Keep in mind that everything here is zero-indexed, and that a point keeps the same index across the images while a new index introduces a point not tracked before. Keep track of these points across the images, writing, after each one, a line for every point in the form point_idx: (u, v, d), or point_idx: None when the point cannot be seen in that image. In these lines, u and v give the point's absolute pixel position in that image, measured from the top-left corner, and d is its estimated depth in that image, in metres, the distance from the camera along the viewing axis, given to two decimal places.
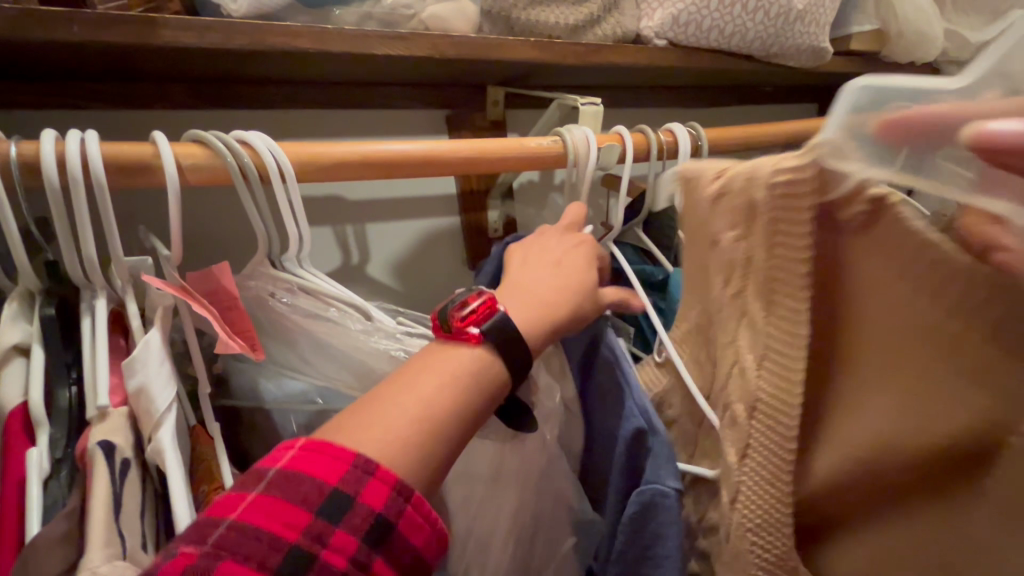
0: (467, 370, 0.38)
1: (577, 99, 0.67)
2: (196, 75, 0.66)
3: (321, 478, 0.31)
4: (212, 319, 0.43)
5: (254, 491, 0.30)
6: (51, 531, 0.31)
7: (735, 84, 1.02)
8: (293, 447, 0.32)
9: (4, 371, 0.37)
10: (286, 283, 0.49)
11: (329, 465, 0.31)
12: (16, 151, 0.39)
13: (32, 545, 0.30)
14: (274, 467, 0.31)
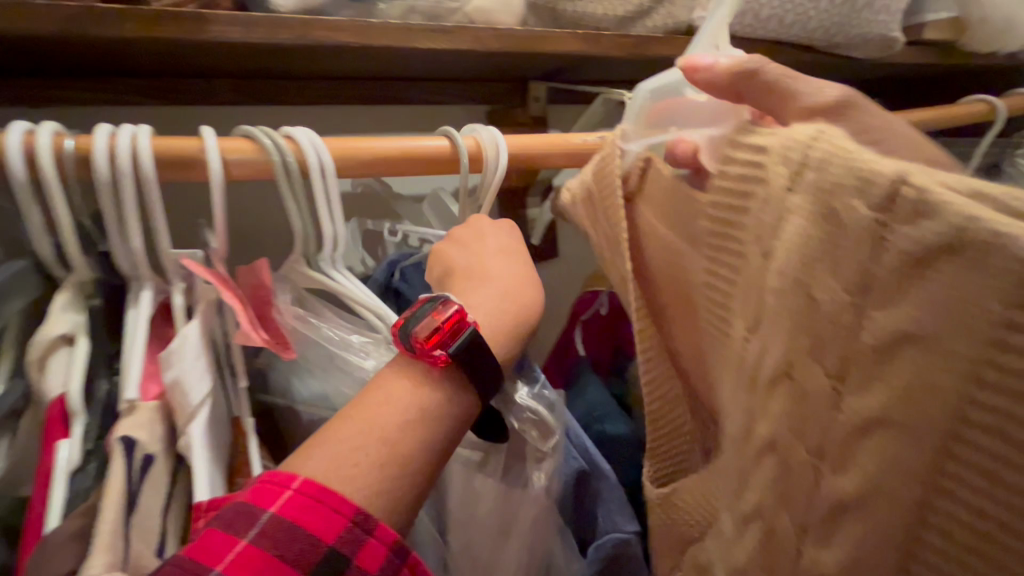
0: (447, 406, 0.37)
1: (624, 93, 0.64)
2: (244, 71, 0.67)
3: (313, 531, 0.30)
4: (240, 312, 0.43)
5: (244, 538, 0.29)
6: (68, 527, 0.31)
7: (792, 77, 0.96)
8: (291, 485, 0.31)
9: (51, 359, 0.38)
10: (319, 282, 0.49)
11: (323, 518, 0.31)
12: (71, 144, 0.40)
13: (48, 540, 0.30)
14: (270, 508, 0.30)
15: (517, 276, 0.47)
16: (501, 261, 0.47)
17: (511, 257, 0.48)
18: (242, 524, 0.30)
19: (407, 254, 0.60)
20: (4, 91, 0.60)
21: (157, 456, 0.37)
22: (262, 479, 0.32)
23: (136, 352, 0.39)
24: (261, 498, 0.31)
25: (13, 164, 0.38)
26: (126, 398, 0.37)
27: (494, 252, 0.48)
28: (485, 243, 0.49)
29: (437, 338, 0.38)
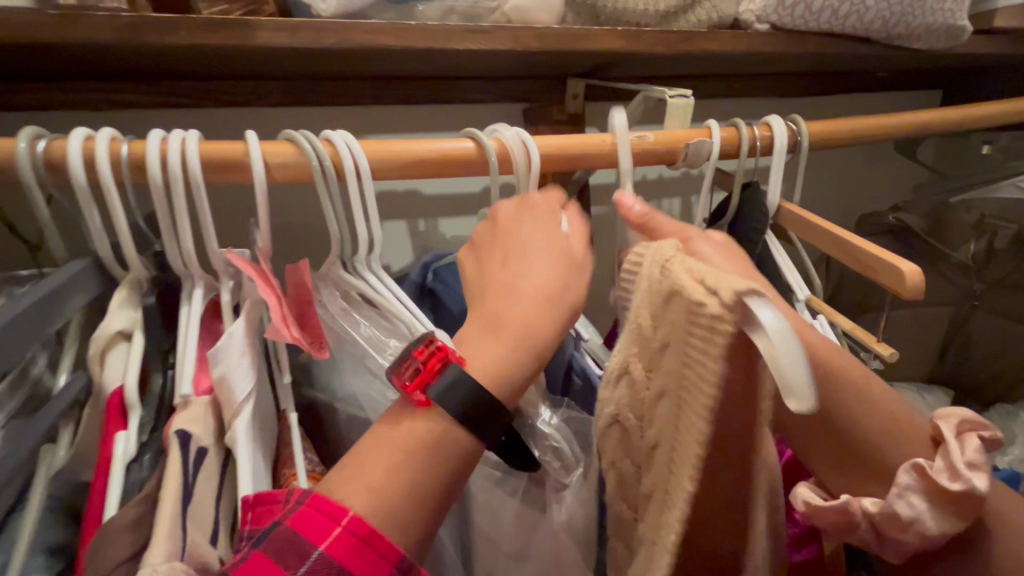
0: (463, 421, 0.36)
1: (665, 91, 0.62)
2: (288, 74, 0.68)
3: (359, 574, 0.31)
4: (275, 309, 0.44)
5: (296, 571, 0.30)
6: (125, 517, 0.32)
7: (844, 70, 0.92)
8: (342, 521, 0.32)
9: (110, 353, 0.40)
10: (354, 284, 0.50)
11: (368, 561, 0.31)
12: (127, 150, 0.42)
13: (106, 529, 0.31)
14: (319, 546, 0.31)
15: (534, 280, 0.42)
16: (524, 263, 0.44)
17: (536, 256, 0.44)
18: (294, 557, 0.31)
19: (441, 255, 0.61)
20: (64, 97, 0.63)
21: (210, 449, 0.38)
22: (311, 507, 0.32)
23: (189, 348, 0.41)
24: (310, 532, 0.31)
25: (76, 169, 0.40)
26: (180, 394, 0.39)
27: (521, 249, 0.45)
28: (515, 236, 0.46)
29: (417, 378, 0.37)
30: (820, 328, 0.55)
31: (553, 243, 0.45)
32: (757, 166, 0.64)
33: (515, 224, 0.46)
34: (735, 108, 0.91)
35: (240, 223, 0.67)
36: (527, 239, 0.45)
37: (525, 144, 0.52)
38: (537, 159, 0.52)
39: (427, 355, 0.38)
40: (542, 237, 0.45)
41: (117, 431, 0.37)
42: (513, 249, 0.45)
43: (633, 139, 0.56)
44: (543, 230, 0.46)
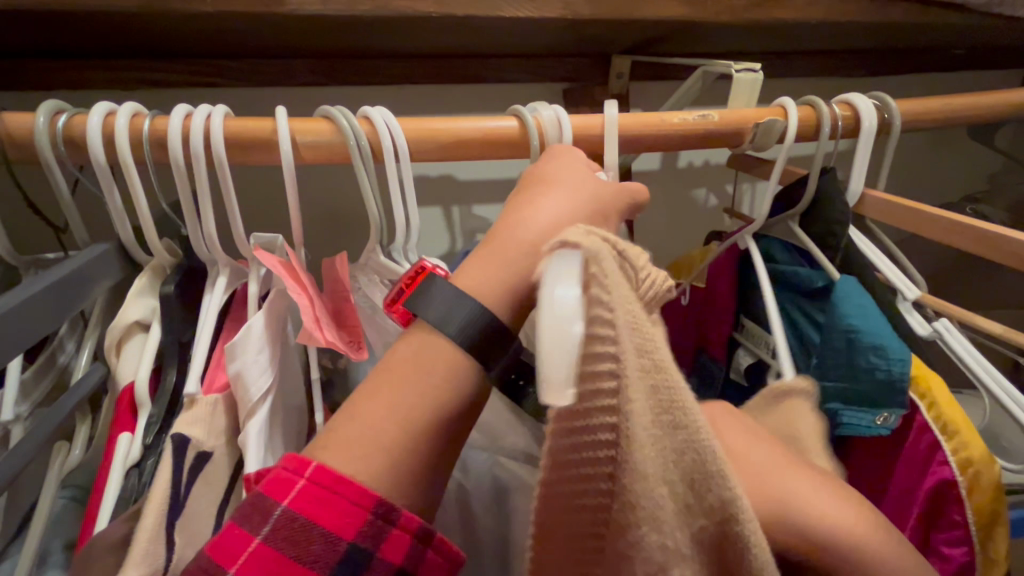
0: (496, 405, 0.32)
1: (730, 65, 0.56)
2: (321, 49, 0.65)
3: (332, 527, 0.25)
4: (307, 308, 0.40)
5: (256, 534, 0.24)
6: (114, 531, 0.29)
7: (924, 45, 0.82)
8: (304, 472, 0.26)
9: (126, 345, 0.38)
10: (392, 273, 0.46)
11: (341, 514, 0.25)
12: (148, 126, 0.39)
13: (92, 544, 0.29)
14: (284, 500, 0.25)
15: (560, 237, 0.35)
16: (553, 211, 0.37)
17: (567, 206, 0.37)
18: (254, 520, 0.25)
19: None
20: (97, 74, 0.61)
21: (214, 452, 0.35)
22: (276, 463, 0.26)
23: (203, 342, 0.38)
24: (276, 488, 0.25)
25: (93, 146, 0.38)
26: (186, 392, 0.35)
27: (552, 195, 0.38)
28: (549, 180, 0.39)
29: (405, 295, 0.35)
30: (946, 330, 0.48)
31: (586, 193, 0.38)
32: (833, 151, 0.57)
33: (540, 172, 0.40)
34: (799, 89, 0.83)
35: (269, 208, 0.65)
36: (562, 186, 0.38)
37: (560, 123, 0.47)
38: (572, 139, 0.47)
39: (412, 272, 0.36)
40: (576, 182, 0.39)
41: (124, 431, 0.35)
42: (549, 194, 0.38)
43: (695, 117, 0.50)
44: (581, 178, 0.39)
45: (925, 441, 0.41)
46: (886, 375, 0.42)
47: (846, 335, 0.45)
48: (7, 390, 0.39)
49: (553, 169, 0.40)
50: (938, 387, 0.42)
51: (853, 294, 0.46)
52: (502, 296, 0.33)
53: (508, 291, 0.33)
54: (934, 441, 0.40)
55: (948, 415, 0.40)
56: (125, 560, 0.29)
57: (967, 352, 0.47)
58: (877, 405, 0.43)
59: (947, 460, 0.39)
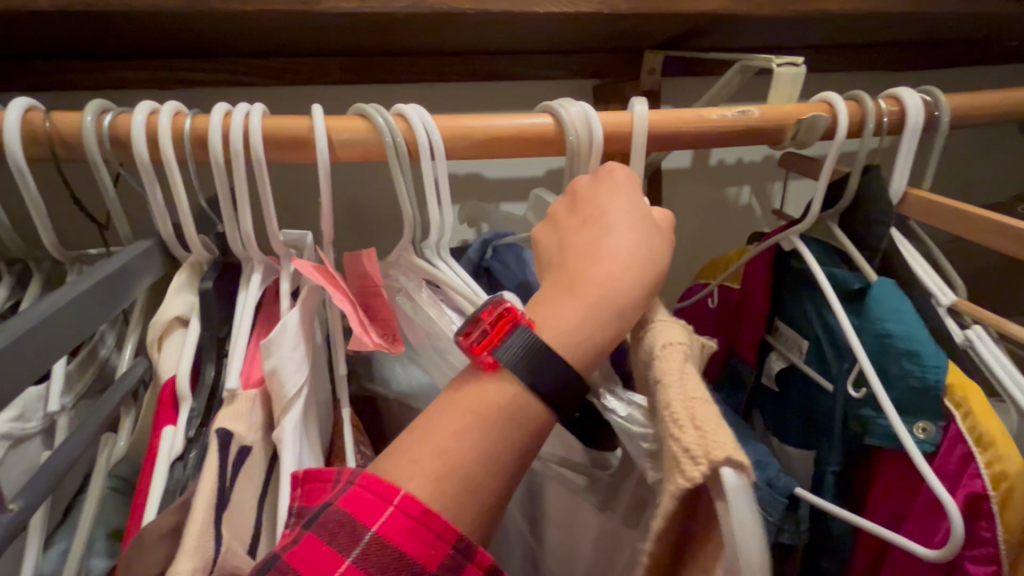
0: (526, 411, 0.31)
1: (771, 59, 0.54)
2: (353, 48, 0.65)
3: (417, 557, 0.27)
4: (349, 309, 0.40)
5: (347, 557, 0.26)
6: (162, 524, 0.30)
7: (975, 36, 0.78)
8: (393, 500, 0.27)
9: (168, 339, 0.39)
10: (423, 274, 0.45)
11: (424, 543, 0.27)
12: (190, 124, 0.39)
13: (141, 534, 0.29)
14: (375, 525, 0.27)
15: (625, 267, 0.35)
16: (607, 235, 0.37)
17: (626, 229, 0.37)
18: (345, 541, 0.26)
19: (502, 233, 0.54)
20: (139, 75, 0.63)
21: (254, 446, 0.35)
22: (357, 483, 0.28)
23: (241, 339, 0.38)
24: (363, 511, 0.27)
25: (139, 145, 0.38)
26: (226, 387, 0.36)
27: (608, 221, 0.38)
28: (603, 205, 0.39)
29: (487, 340, 0.32)
30: (978, 338, 0.45)
31: (638, 216, 0.38)
32: (880, 148, 0.55)
33: (590, 195, 0.40)
34: (840, 83, 0.80)
35: (301, 206, 0.65)
36: (614, 213, 0.38)
37: (588, 119, 0.45)
38: (601, 135, 0.45)
39: (494, 316, 0.33)
40: (630, 206, 0.39)
41: (166, 424, 0.35)
42: (603, 221, 0.38)
43: (733, 113, 0.48)
44: (634, 202, 0.39)
45: (955, 454, 0.39)
46: (921, 383, 0.41)
47: (881, 340, 0.44)
48: (53, 382, 0.40)
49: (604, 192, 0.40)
50: (978, 399, 0.39)
51: (890, 297, 0.45)
52: (569, 332, 0.33)
53: (573, 324, 0.33)
54: (965, 453, 0.39)
55: (983, 427, 0.38)
56: (171, 552, 0.29)
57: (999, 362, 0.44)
58: (914, 415, 0.41)
59: (979, 473, 0.38)
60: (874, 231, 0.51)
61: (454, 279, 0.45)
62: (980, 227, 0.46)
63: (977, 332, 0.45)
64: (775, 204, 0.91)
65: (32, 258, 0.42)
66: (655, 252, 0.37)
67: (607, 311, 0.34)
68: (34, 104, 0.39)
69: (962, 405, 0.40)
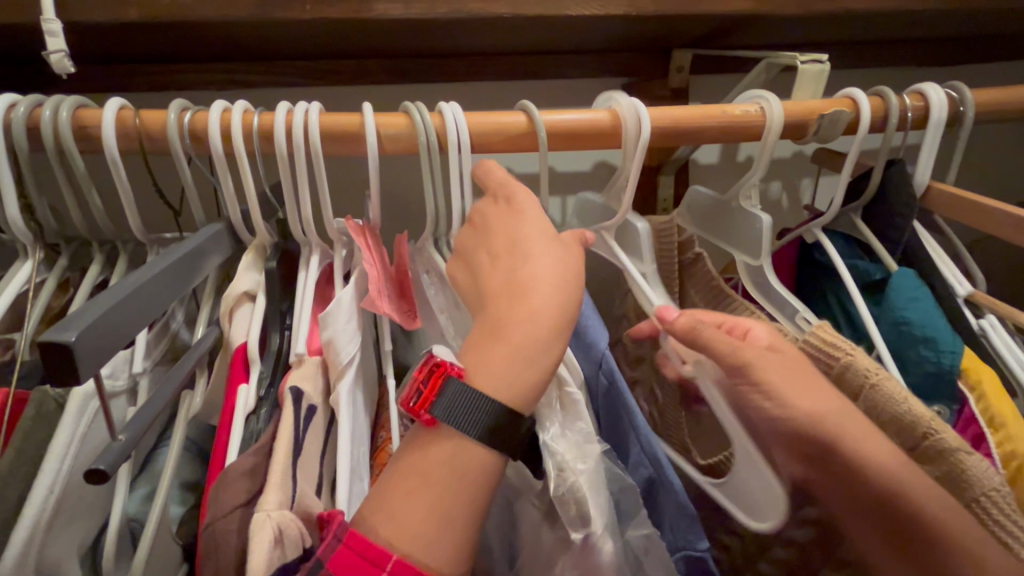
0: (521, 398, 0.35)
1: (795, 57, 0.56)
2: (395, 50, 0.69)
3: None
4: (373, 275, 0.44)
5: None
6: (242, 464, 0.34)
7: (1017, 31, 0.77)
8: (385, 565, 0.30)
9: (237, 312, 0.44)
10: (439, 265, 0.49)
11: None
12: (258, 121, 0.44)
13: (226, 472, 0.34)
14: (390, 559, 0.30)
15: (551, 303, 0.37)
16: (530, 273, 0.39)
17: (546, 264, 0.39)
18: None
19: None
20: (203, 76, 0.69)
21: (319, 407, 0.40)
22: (343, 542, 0.31)
23: (304, 311, 0.43)
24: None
25: (214, 139, 0.43)
26: (295, 352, 0.41)
27: (528, 255, 0.40)
28: (523, 238, 0.41)
29: (421, 398, 0.34)
30: (993, 327, 0.47)
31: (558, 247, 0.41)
32: (903, 143, 0.56)
33: (507, 229, 0.42)
34: (869, 80, 0.80)
35: (344, 198, 0.70)
36: (534, 246, 0.40)
37: (639, 114, 0.48)
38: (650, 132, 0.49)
39: (427, 373, 0.35)
40: (543, 237, 0.41)
41: (239, 384, 0.40)
42: (528, 258, 0.40)
43: (754, 108, 0.50)
44: (549, 234, 0.41)
45: (970, 433, 0.42)
46: (936, 368, 0.43)
47: (897, 328, 0.46)
48: (137, 348, 0.45)
49: (519, 225, 0.42)
50: (991, 381, 0.42)
51: (908, 285, 0.47)
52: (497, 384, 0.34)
53: (508, 378, 0.35)
54: (981, 432, 0.42)
55: (994, 409, 0.42)
56: (248, 488, 0.34)
57: (1011, 349, 0.47)
58: (926, 399, 0.44)
59: (991, 450, 0.41)
60: (893, 223, 0.53)
61: None
62: (1000, 219, 0.47)
63: (992, 318, 0.48)
64: (801, 201, 0.92)
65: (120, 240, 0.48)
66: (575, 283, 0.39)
67: (543, 353, 0.36)
68: (125, 104, 0.45)
69: (975, 388, 0.43)
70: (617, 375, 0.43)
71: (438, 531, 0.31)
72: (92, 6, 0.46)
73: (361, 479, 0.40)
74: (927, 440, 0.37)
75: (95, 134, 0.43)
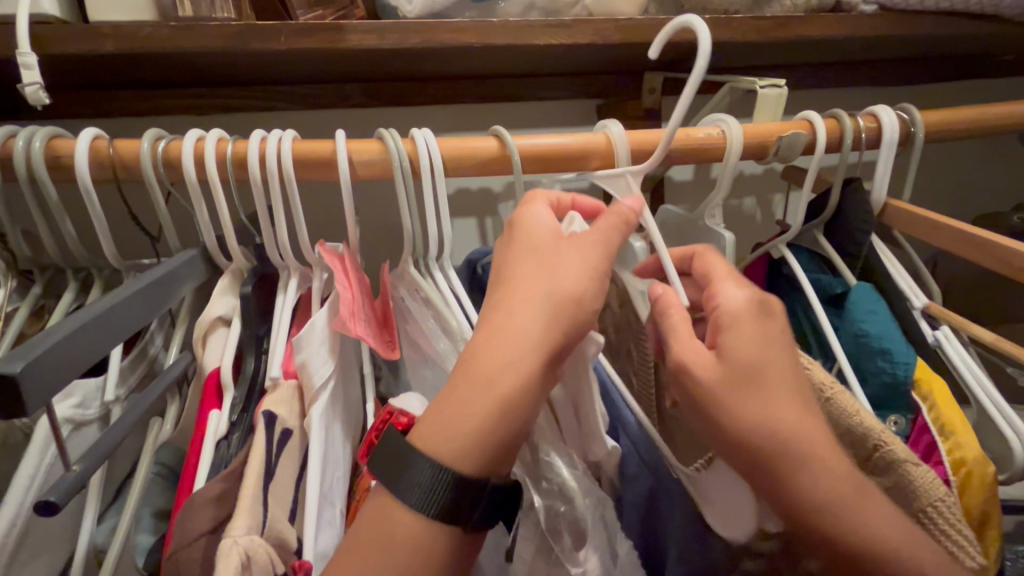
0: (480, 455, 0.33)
1: (755, 82, 0.58)
2: (373, 74, 0.71)
3: None
4: (346, 299, 0.44)
5: None
6: (211, 490, 0.34)
7: (968, 52, 0.81)
8: None
9: (211, 337, 0.44)
10: (417, 286, 0.50)
11: None
12: (231, 149, 0.45)
13: (194, 498, 0.34)
14: None
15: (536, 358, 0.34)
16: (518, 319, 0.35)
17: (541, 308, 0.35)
18: None
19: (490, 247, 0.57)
20: (182, 102, 0.69)
21: (295, 430, 0.40)
22: None
23: (280, 336, 0.43)
24: None
25: (188, 167, 0.44)
26: (270, 376, 0.41)
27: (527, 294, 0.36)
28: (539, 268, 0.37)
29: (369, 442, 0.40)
30: (947, 338, 0.49)
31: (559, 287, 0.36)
32: (861, 162, 0.58)
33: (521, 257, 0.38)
34: (831, 100, 0.84)
35: (322, 220, 0.71)
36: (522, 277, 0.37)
37: (613, 139, 0.50)
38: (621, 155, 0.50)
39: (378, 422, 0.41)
40: (550, 271, 0.37)
41: (211, 410, 0.41)
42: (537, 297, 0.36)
43: (714, 130, 0.53)
44: (564, 269, 0.37)
45: (923, 442, 0.44)
46: (891, 378, 0.45)
47: (858, 340, 0.48)
48: (109, 374, 0.45)
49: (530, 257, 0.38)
50: (943, 391, 0.44)
51: (866, 299, 0.48)
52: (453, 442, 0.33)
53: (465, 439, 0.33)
54: (932, 442, 0.43)
55: (945, 418, 0.43)
56: (216, 514, 0.34)
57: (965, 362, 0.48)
58: (885, 409, 0.46)
59: (942, 459, 0.42)
60: (853, 239, 0.55)
61: (443, 292, 0.49)
62: (954, 235, 0.50)
63: (946, 331, 0.49)
64: (773, 214, 0.94)
65: (94, 267, 0.48)
66: (576, 334, 0.36)
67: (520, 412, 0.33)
68: (99, 133, 0.45)
69: (928, 398, 0.44)
70: (613, 384, 0.44)
71: (410, 550, 0.32)
72: (66, 37, 0.47)
73: (333, 505, 0.39)
74: (878, 451, 0.38)
75: (68, 163, 0.43)
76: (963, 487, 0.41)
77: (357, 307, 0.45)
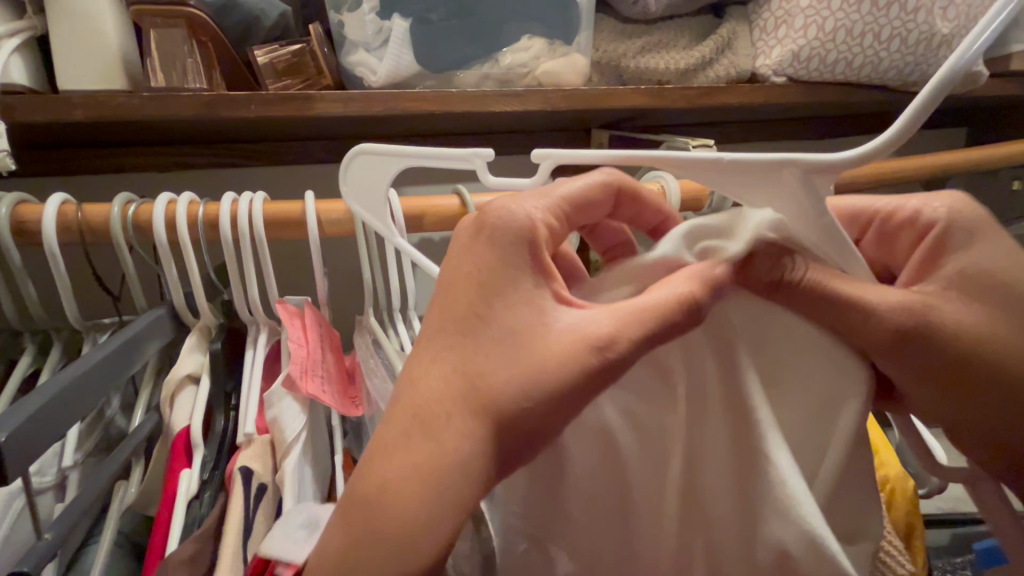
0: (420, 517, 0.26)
1: (688, 142, 0.65)
2: (338, 134, 0.74)
3: None
4: (294, 354, 0.44)
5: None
6: (183, 551, 0.34)
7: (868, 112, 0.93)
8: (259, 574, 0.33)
9: (179, 395, 0.44)
10: (371, 333, 0.52)
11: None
12: (202, 211, 0.47)
13: (167, 560, 0.34)
14: None
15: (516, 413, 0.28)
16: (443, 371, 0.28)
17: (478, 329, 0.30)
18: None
19: None
20: (144, 161, 0.71)
21: (268, 485, 0.40)
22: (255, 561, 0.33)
23: (252, 391, 0.44)
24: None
25: (158, 230, 0.45)
26: (244, 432, 0.42)
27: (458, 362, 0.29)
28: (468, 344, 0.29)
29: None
30: None
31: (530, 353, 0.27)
32: None
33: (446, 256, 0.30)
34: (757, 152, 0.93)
35: (289, 273, 0.72)
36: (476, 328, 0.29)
37: None
38: None
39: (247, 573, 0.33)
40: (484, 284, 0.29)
41: (181, 469, 0.41)
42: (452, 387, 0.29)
43: (654, 186, 0.57)
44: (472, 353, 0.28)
45: None
46: None
47: None
48: (67, 441, 0.44)
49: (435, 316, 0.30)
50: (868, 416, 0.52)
51: None
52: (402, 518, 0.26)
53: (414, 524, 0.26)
54: None
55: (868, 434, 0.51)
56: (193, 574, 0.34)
57: None
58: None
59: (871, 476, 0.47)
60: None
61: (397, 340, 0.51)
62: None
63: None
64: None
65: (53, 329, 0.48)
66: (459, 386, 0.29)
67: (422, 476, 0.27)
68: (67, 199, 0.46)
69: None
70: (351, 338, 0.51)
71: None
72: (36, 107, 0.48)
73: None
74: None
75: (34, 228, 0.44)
76: (890, 499, 0.46)
77: (306, 359, 0.45)
